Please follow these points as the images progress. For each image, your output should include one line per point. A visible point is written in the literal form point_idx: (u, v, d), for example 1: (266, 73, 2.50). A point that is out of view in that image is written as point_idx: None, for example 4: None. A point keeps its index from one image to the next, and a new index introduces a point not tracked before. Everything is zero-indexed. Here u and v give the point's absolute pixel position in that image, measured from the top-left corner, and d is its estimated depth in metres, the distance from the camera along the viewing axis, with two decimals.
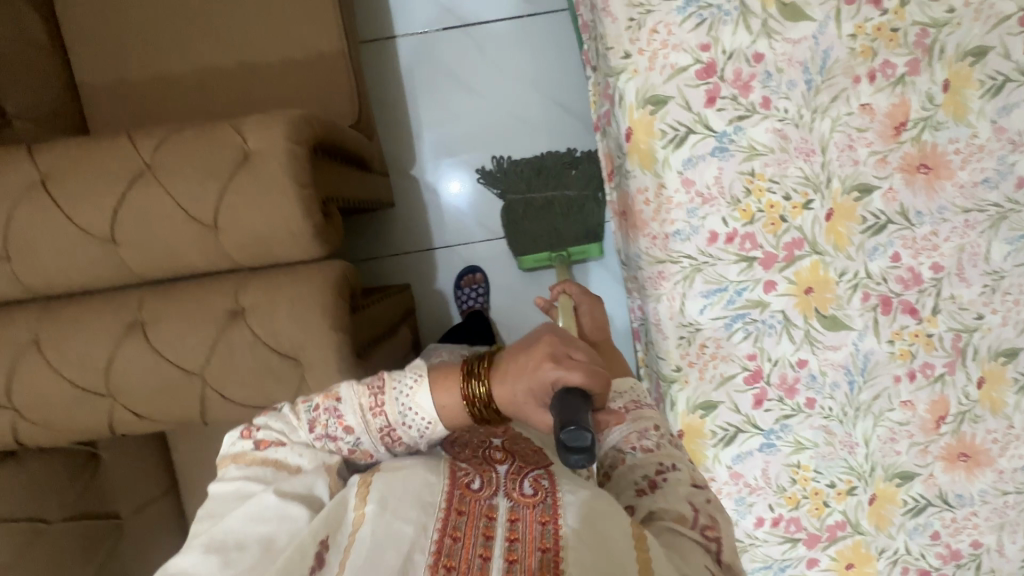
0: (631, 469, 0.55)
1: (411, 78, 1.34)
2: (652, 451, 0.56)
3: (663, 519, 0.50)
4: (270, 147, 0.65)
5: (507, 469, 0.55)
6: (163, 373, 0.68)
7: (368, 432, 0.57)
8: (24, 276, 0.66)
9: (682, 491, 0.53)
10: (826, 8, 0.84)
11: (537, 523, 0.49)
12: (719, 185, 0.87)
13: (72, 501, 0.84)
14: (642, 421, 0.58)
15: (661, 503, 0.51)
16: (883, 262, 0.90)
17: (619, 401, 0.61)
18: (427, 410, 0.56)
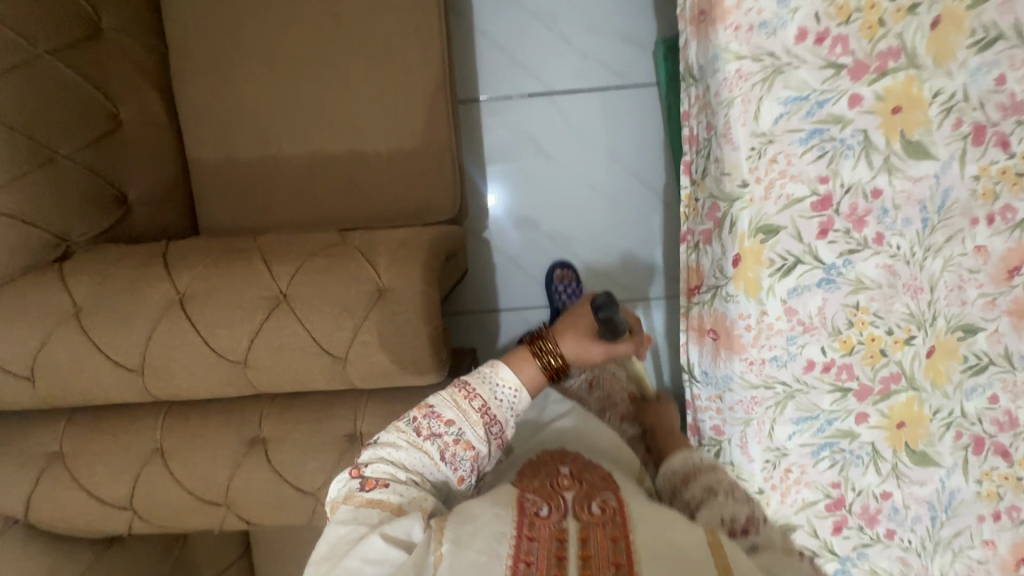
0: (720, 509, 0.59)
1: (493, 142, 1.33)
2: (738, 495, 0.61)
3: (764, 554, 0.53)
4: (406, 286, 0.65)
5: (574, 495, 0.55)
6: (280, 492, 0.69)
7: (468, 419, 0.60)
8: (156, 389, 0.68)
9: (774, 532, 0.57)
10: (952, 148, 0.83)
11: (608, 539, 0.48)
12: (821, 316, 0.87)
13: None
14: (720, 474, 0.64)
15: (756, 539, 0.55)
16: (980, 402, 0.89)
17: (690, 460, 0.68)
18: (511, 380, 0.63)
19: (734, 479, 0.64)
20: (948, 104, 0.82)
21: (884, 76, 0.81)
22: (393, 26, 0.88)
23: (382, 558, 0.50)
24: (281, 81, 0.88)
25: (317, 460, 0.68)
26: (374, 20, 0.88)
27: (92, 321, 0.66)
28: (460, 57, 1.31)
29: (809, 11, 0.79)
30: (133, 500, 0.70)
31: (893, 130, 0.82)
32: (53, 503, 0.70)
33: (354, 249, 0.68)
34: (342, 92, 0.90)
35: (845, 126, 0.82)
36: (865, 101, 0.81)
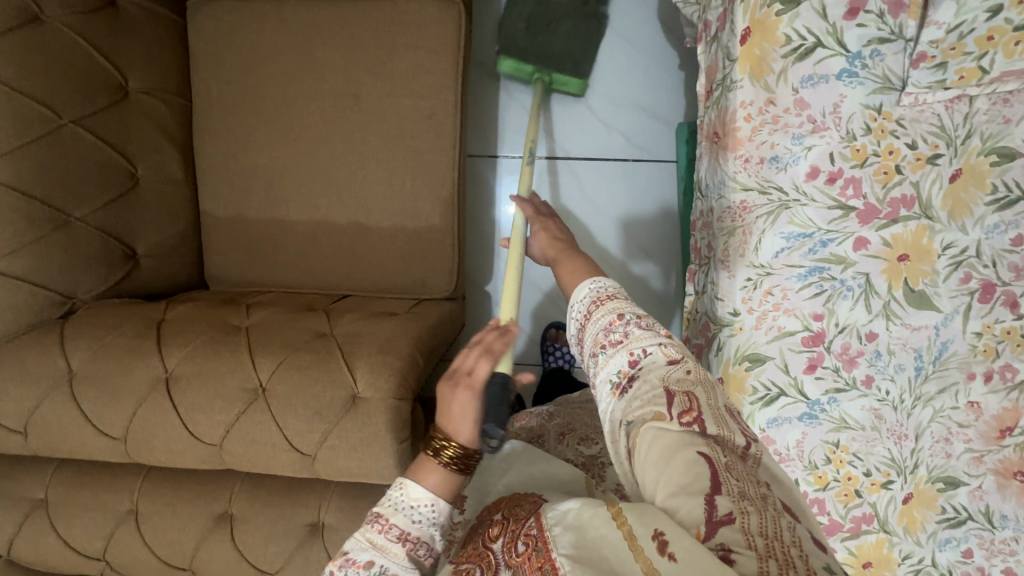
0: (608, 368, 0.56)
1: (505, 200, 1.33)
2: (619, 344, 0.56)
3: (640, 441, 0.48)
4: (378, 396, 0.67)
5: (503, 544, 0.53)
6: (241, 568, 0.72)
7: (390, 554, 0.53)
8: (135, 458, 0.71)
9: (656, 373, 0.52)
10: (956, 302, 0.81)
11: (538, 570, 0.45)
12: (799, 449, 0.86)
13: None
14: (601, 320, 0.58)
15: (634, 411, 0.50)
16: (953, 554, 0.87)
17: (579, 307, 0.62)
18: (423, 497, 0.55)
19: (615, 318, 0.58)
20: (957, 259, 0.79)
21: (893, 223, 0.79)
22: (409, 110, 0.90)
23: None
24: (295, 150, 0.91)
25: (278, 545, 0.71)
26: (392, 102, 0.90)
27: (81, 389, 0.69)
28: (483, 114, 1.32)
29: (823, 150, 0.77)
30: (106, 555, 0.74)
31: (897, 276, 0.80)
32: (35, 546, 0.74)
33: (336, 351, 0.71)
34: (353, 166, 0.92)
35: (846, 267, 0.80)
36: (871, 245, 0.80)
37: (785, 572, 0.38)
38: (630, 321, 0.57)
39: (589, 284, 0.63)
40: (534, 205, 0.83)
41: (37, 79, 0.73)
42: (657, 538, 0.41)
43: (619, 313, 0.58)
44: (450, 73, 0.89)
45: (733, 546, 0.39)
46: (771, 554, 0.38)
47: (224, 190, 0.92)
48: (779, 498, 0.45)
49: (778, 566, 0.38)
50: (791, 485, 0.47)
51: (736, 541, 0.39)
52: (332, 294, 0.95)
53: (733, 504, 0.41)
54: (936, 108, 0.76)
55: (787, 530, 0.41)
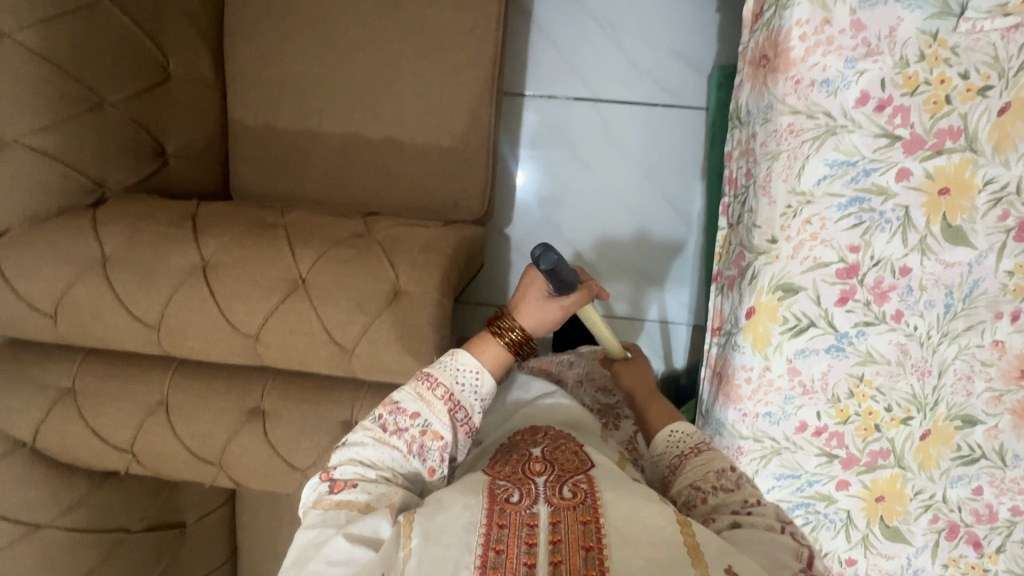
0: (716, 501, 0.59)
1: (529, 140, 1.32)
2: (731, 489, 0.60)
3: (739, 533, 0.54)
4: (421, 293, 0.66)
5: (546, 480, 0.54)
6: (272, 464, 0.72)
7: (432, 411, 0.57)
8: (167, 347, 0.70)
9: (767, 514, 0.57)
10: (992, 240, 0.81)
11: (579, 523, 0.49)
12: (824, 381, 0.87)
13: (152, 513, 0.90)
14: (716, 461, 0.63)
15: (745, 518, 0.56)
16: (963, 491, 0.89)
17: (690, 438, 0.66)
18: (472, 364, 0.59)
19: (728, 466, 0.63)
20: (998, 195, 0.79)
21: (938, 155, 0.79)
22: (451, 20, 0.88)
23: (351, 559, 0.49)
24: (330, 58, 0.89)
25: (311, 441, 0.71)
26: (434, 11, 0.88)
27: (116, 273, 0.68)
28: (514, 49, 1.29)
29: (875, 75, 0.76)
30: (134, 444, 0.73)
31: (935, 210, 0.80)
32: (59, 433, 0.73)
33: (377, 248, 0.69)
34: (389, 78, 0.90)
35: (886, 199, 0.80)
36: (914, 177, 0.79)
37: None
38: (742, 475, 0.62)
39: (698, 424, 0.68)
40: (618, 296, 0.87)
41: None
42: (726, 572, 0.45)
43: (730, 465, 0.63)
44: None
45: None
46: None
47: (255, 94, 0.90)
48: None
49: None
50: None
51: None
52: (361, 210, 0.93)
53: None
54: (992, 36, 0.75)
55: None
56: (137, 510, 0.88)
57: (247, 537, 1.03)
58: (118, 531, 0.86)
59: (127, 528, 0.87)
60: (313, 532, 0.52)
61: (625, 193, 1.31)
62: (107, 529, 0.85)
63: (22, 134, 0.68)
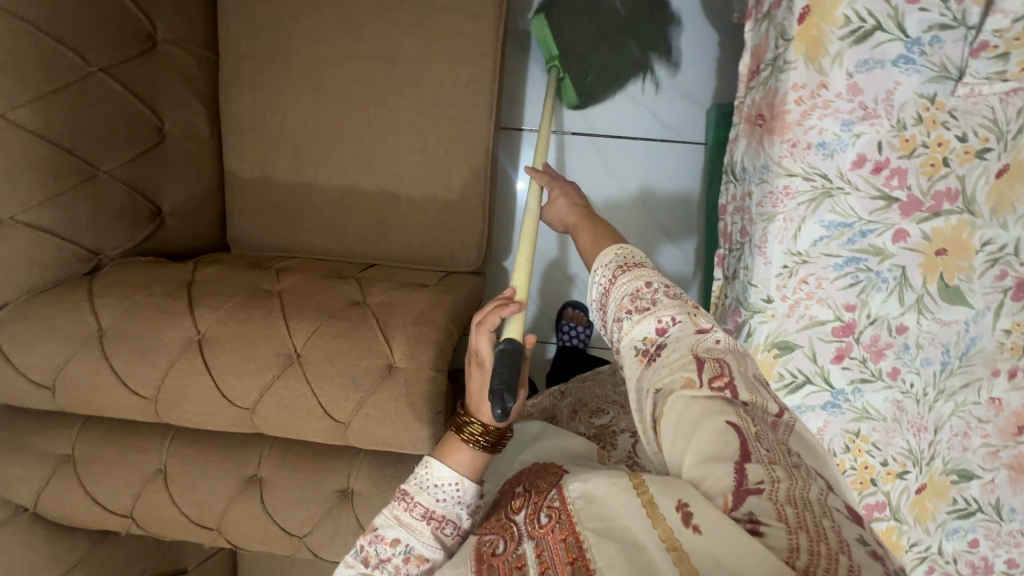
0: (634, 334, 0.56)
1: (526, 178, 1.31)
2: (647, 310, 0.56)
3: (667, 409, 0.48)
4: (415, 367, 0.67)
5: (524, 515, 0.54)
6: (270, 530, 0.73)
7: (414, 531, 0.57)
8: (165, 418, 0.71)
9: (685, 343, 0.52)
10: (989, 299, 0.81)
11: (559, 541, 0.47)
12: (820, 436, 0.87)
13: (153, 564, 0.91)
14: (627, 287, 0.58)
15: (662, 379, 0.51)
16: (959, 544, 0.89)
17: (602, 274, 0.62)
18: (448, 476, 0.58)
19: (643, 284, 0.57)
20: (995, 256, 0.79)
21: (935, 217, 0.78)
22: (446, 75, 0.87)
23: None
24: (326, 113, 0.89)
25: (308, 509, 0.71)
26: (429, 66, 0.87)
27: (112, 347, 0.68)
28: (511, 85, 1.29)
29: (872, 138, 0.76)
30: (133, 510, 0.74)
31: (932, 270, 0.80)
32: (60, 500, 0.74)
33: (372, 320, 0.70)
34: (384, 132, 0.90)
35: (883, 259, 0.80)
36: (911, 238, 0.79)
37: (816, 543, 0.37)
38: (660, 290, 0.57)
39: (615, 251, 0.62)
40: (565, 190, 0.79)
41: (66, 24, 0.69)
42: (680, 509, 0.42)
43: (646, 281, 0.58)
44: (491, 38, 0.86)
45: (763, 518, 0.40)
46: (801, 527, 0.38)
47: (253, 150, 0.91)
48: (819, 469, 0.45)
49: (809, 537, 0.38)
50: (823, 452, 0.47)
51: (764, 513, 0.40)
52: (358, 262, 0.94)
53: (766, 471, 0.42)
54: (990, 100, 0.75)
55: (819, 500, 0.41)
56: (138, 562, 0.89)
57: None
58: None
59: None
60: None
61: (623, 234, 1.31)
62: None
63: (20, 212, 0.68)
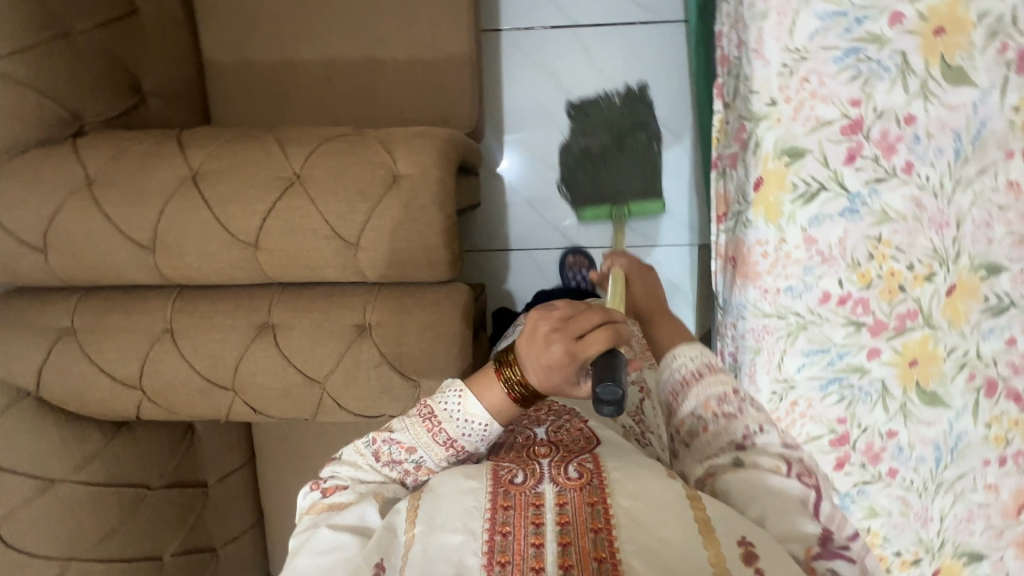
0: (719, 434, 0.62)
1: (512, 106, 1.33)
2: (735, 416, 0.63)
3: (748, 478, 0.57)
4: (421, 173, 0.64)
5: (549, 461, 0.57)
6: (288, 378, 0.69)
7: (429, 449, 0.60)
8: (165, 269, 0.68)
9: (775, 452, 0.60)
10: (994, 76, 0.79)
11: (586, 504, 0.52)
12: (841, 247, 0.85)
13: (170, 471, 1.04)
14: (717, 388, 0.65)
15: (753, 461, 0.59)
16: (997, 344, 0.88)
17: (688, 364, 0.69)
18: (480, 414, 0.59)
19: (731, 391, 0.65)
20: (995, 27, 0.78)
21: None
22: None
23: (337, 544, 0.54)
24: None
25: (326, 347, 0.68)
26: None
27: (103, 192, 0.66)
28: None
29: None
30: (142, 378, 0.70)
31: (932, 52, 0.79)
32: (64, 374, 0.70)
33: (372, 137, 0.67)
34: None
35: (883, 46, 0.78)
36: (907, 20, 0.78)
37: None
38: (744, 399, 0.65)
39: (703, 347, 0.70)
40: (627, 260, 0.90)
41: None
42: (741, 544, 0.48)
43: (732, 388, 0.66)
44: None
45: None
46: None
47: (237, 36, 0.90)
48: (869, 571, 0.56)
49: None
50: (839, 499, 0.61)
51: (843, 568, 0.52)
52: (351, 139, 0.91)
53: (851, 556, 0.53)
54: None
55: None
56: (155, 468, 1.02)
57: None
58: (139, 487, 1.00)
59: (148, 485, 1.01)
60: (302, 532, 0.57)
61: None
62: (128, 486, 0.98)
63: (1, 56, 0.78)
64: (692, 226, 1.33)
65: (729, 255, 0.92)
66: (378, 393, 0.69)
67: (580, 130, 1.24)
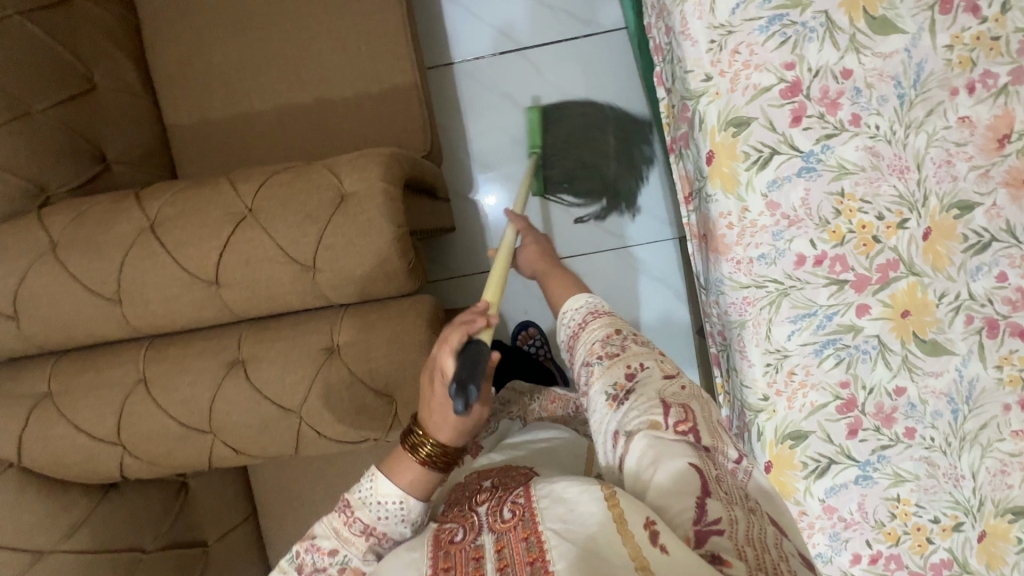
0: (606, 379, 0.68)
1: (478, 135, 1.37)
2: (617, 353, 0.70)
3: (635, 446, 0.59)
4: (367, 188, 0.66)
5: (488, 507, 0.59)
6: (264, 412, 0.69)
7: (351, 545, 0.63)
8: (134, 318, 0.70)
9: (654, 386, 0.65)
10: (919, 20, 0.82)
11: (520, 540, 0.52)
12: (806, 207, 0.84)
13: (165, 531, 0.90)
14: (601, 334, 0.73)
15: (630, 420, 0.61)
16: (988, 282, 0.85)
17: (574, 318, 0.78)
18: (393, 494, 0.63)
19: (613, 332, 0.73)
20: None
21: None
22: None
23: None
24: (253, 44, 0.97)
25: (297, 373, 0.68)
26: None
27: (68, 253, 0.70)
28: (431, 27, 1.37)
29: None
30: (120, 432, 0.70)
31: (854, 8, 0.81)
32: (43, 439, 0.71)
33: (317, 164, 0.70)
34: (308, 45, 0.97)
35: (804, 10, 0.81)
36: None
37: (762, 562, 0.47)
38: (628, 338, 0.72)
39: (585, 299, 0.80)
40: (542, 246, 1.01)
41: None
42: (648, 526, 0.48)
43: (615, 329, 0.74)
44: None
45: (724, 554, 0.47)
46: (758, 561, 0.47)
47: (208, 106, 1.00)
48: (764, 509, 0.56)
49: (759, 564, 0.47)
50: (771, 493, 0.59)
51: (724, 551, 0.47)
52: None
53: (722, 506, 0.51)
54: None
55: (772, 539, 0.51)
56: (149, 528, 0.88)
57: (277, 541, 1.04)
58: (132, 551, 0.85)
59: (142, 547, 0.86)
60: None
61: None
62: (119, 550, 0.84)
63: None
64: (669, 221, 1.35)
65: (702, 244, 0.92)
66: (355, 414, 0.69)
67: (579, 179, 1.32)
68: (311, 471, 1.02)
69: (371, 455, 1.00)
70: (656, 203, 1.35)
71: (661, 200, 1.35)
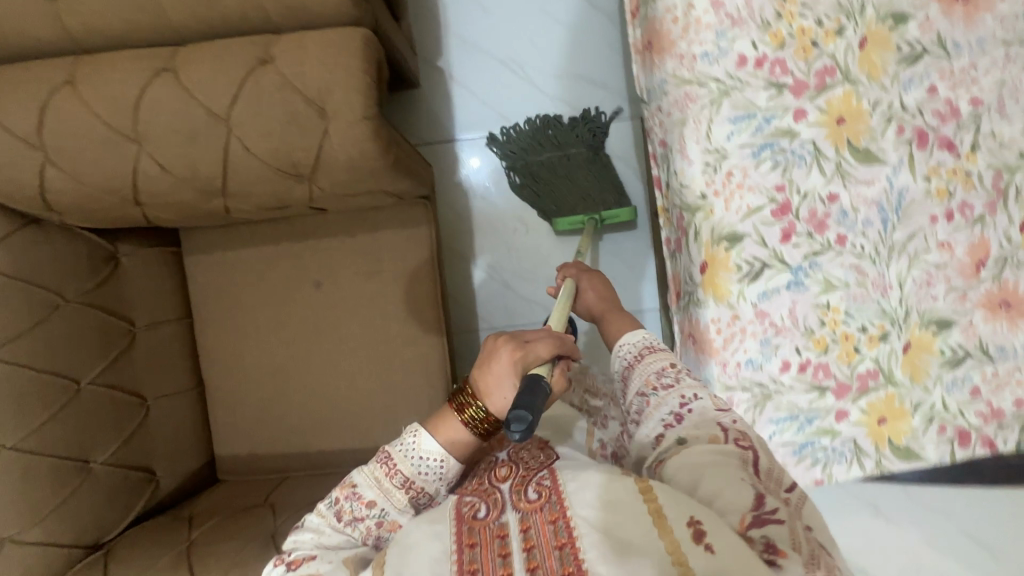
0: (659, 408, 0.65)
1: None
2: (672, 387, 0.67)
3: (687, 454, 0.57)
4: None
5: (510, 487, 0.59)
6: (190, 114, 0.74)
7: (390, 498, 0.62)
8: (66, 18, 0.75)
9: (709, 414, 0.63)
10: None
11: (548, 522, 0.52)
12: (749, 8, 0.87)
13: (90, 291, 0.91)
14: (656, 365, 0.71)
15: (690, 433, 0.60)
16: (919, 93, 0.88)
17: (632, 349, 0.76)
18: (436, 452, 0.63)
19: (668, 365, 0.70)
20: None
21: None
22: None
23: None
24: None
25: (228, 77, 0.74)
26: None
27: None
28: None
29: None
30: (41, 131, 0.75)
31: None
32: None
33: None
34: None
35: None
36: None
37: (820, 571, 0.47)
38: (682, 371, 0.70)
39: (642, 334, 0.77)
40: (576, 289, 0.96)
41: None
42: (691, 525, 0.47)
43: (671, 363, 0.71)
44: None
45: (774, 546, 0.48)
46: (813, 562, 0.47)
47: None
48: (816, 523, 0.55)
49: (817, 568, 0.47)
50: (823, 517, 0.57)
51: (780, 542, 0.48)
52: None
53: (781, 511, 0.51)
54: None
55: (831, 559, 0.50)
56: (75, 280, 0.89)
57: (206, 341, 1.06)
58: (54, 295, 0.86)
59: (64, 296, 0.88)
60: None
61: (546, 43, 1.37)
62: (43, 289, 0.85)
63: None
64: (632, 100, 1.37)
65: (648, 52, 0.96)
66: (285, 125, 0.74)
67: (569, 190, 1.27)
68: (242, 278, 1.04)
69: (301, 257, 1.03)
70: (619, 80, 1.37)
71: (624, 79, 1.37)
